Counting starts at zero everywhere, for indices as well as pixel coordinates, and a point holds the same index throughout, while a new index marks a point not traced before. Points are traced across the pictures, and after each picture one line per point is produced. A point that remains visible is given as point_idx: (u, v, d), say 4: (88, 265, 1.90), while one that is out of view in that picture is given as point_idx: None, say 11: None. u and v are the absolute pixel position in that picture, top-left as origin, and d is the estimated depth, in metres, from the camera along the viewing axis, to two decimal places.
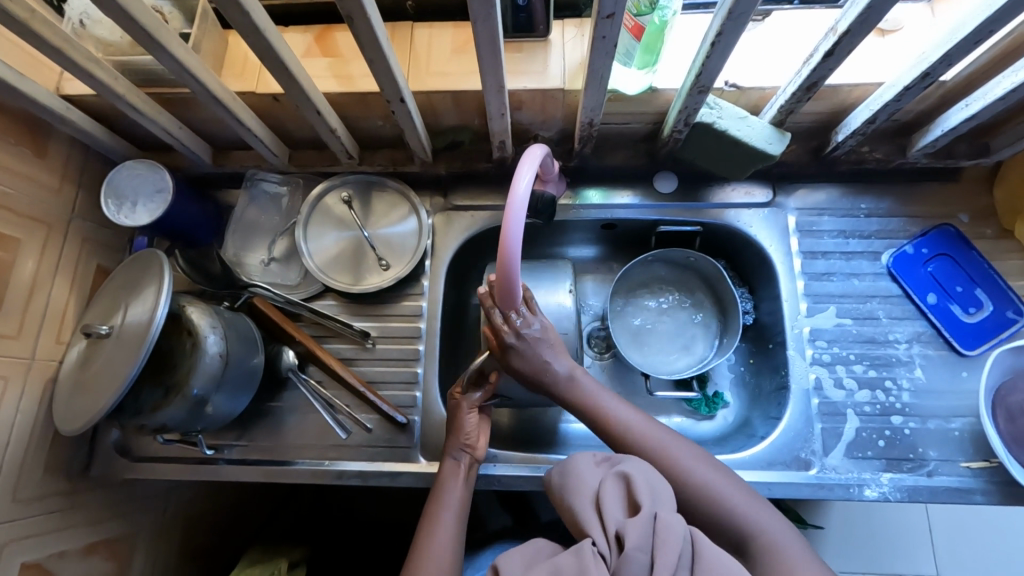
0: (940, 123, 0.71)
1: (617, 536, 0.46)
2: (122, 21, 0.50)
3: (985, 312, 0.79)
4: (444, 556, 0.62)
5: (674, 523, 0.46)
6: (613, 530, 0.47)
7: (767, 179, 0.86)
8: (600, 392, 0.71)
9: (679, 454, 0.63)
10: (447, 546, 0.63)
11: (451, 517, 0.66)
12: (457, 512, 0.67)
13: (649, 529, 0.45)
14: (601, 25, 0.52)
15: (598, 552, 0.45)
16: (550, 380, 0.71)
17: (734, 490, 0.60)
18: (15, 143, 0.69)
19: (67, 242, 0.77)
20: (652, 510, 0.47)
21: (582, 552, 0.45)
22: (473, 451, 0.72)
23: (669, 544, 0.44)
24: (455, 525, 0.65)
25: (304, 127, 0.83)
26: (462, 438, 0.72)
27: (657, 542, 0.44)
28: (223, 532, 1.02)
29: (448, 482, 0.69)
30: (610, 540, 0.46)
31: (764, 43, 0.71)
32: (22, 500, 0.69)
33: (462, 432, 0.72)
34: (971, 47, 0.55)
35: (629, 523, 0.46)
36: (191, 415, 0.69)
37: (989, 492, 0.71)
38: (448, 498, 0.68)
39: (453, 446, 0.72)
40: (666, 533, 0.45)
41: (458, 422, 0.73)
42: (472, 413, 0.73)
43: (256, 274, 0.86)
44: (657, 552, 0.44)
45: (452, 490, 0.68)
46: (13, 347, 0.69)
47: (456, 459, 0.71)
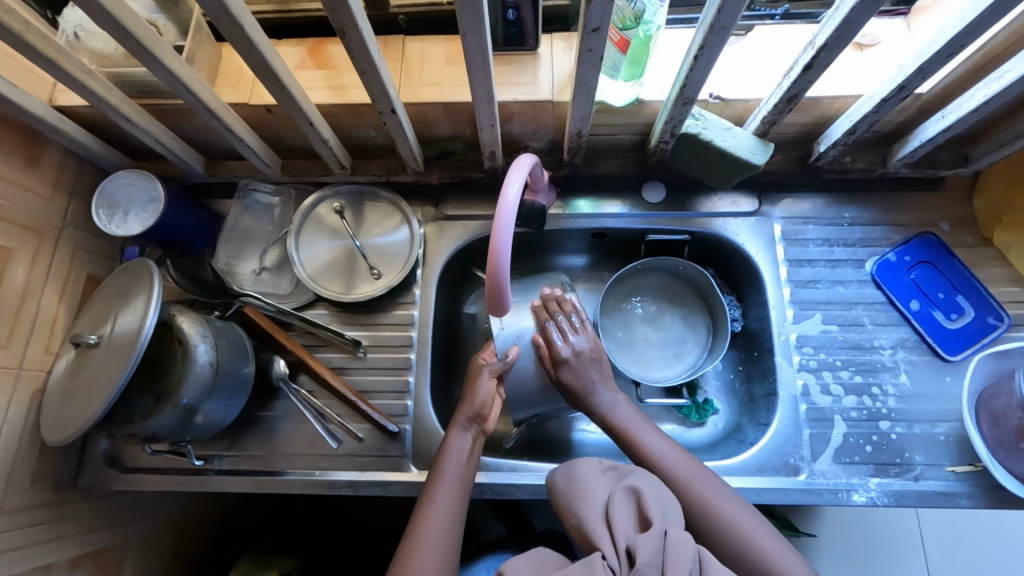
0: (918, 134, 0.73)
1: (627, 551, 0.46)
2: (118, 33, 0.51)
3: (968, 318, 0.80)
4: (441, 522, 0.63)
5: (683, 540, 0.46)
6: (623, 544, 0.47)
7: (753, 188, 0.87)
8: (639, 425, 0.72)
9: (700, 488, 0.64)
10: (445, 512, 0.64)
11: (451, 486, 0.67)
12: (461, 475, 0.68)
13: (660, 545, 0.46)
14: (588, 39, 0.53)
15: (608, 566, 0.45)
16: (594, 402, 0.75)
17: (756, 526, 0.60)
18: (7, 152, 0.70)
19: (58, 251, 0.77)
20: (662, 527, 0.47)
21: (593, 564, 0.45)
22: (482, 423, 0.73)
23: (680, 561, 0.44)
24: (456, 490, 0.67)
25: (298, 138, 0.84)
26: (473, 409, 0.73)
27: (667, 559, 0.45)
28: (213, 544, 1.00)
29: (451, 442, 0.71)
30: (620, 554, 0.46)
31: (747, 57, 0.73)
32: (8, 511, 0.68)
33: (477, 402, 0.74)
34: (944, 61, 0.57)
35: (640, 538, 0.46)
36: (181, 423, 0.69)
37: (975, 495, 0.73)
38: (452, 463, 0.69)
39: (462, 416, 0.73)
40: (676, 551, 0.45)
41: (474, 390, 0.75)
42: (488, 384, 0.75)
43: (248, 283, 0.87)
44: (668, 568, 0.44)
45: (456, 452, 0.70)
46: (1, 356, 0.68)
47: (463, 425, 0.73)
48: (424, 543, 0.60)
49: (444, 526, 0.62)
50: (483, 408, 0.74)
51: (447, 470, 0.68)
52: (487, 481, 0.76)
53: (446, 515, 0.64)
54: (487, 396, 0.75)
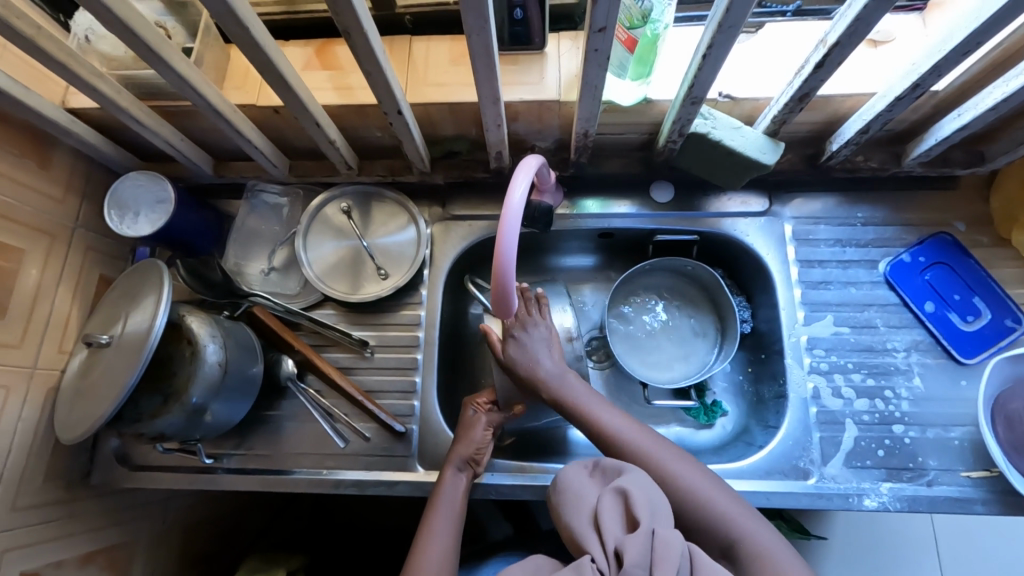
0: (934, 132, 0.72)
1: (616, 552, 0.45)
2: (127, 36, 0.52)
3: (984, 320, 0.79)
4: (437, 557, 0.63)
5: (672, 539, 0.45)
6: (612, 546, 0.46)
7: (763, 187, 0.86)
8: (591, 401, 0.71)
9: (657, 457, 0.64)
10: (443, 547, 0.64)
11: (447, 521, 0.67)
12: (454, 511, 0.69)
13: (648, 545, 0.45)
14: (594, 38, 0.53)
15: (597, 568, 0.45)
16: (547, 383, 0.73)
17: (714, 489, 0.60)
18: (20, 154, 0.71)
19: (70, 252, 0.78)
20: (650, 525, 0.47)
21: (582, 567, 0.45)
22: (477, 466, 0.74)
23: (668, 560, 0.44)
24: (450, 527, 0.67)
25: (305, 139, 0.84)
26: (470, 450, 0.74)
27: (656, 558, 0.44)
28: (222, 542, 1.02)
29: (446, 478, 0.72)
30: (609, 556, 0.46)
31: (757, 55, 0.72)
32: (22, 508, 0.69)
33: (473, 443, 0.74)
34: (960, 58, 0.56)
35: (627, 539, 0.45)
36: (189, 423, 0.70)
37: (990, 502, 0.71)
38: (447, 500, 0.70)
39: (457, 456, 0.74)
40: (664, 549, 0.45)
41: (471, 428, 0.76)
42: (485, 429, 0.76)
43: (256, 283, 0.88)
44: (656, 567, 0.44)
45: (450, 489, 0.71)
46: (15, 356, 0.69)
47: (458, 462, 0.74)
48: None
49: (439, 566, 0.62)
50: (478, 449, 0.74)
51: (442, 506, 0.69)
52: (490, 483, 0.76)
53: (443, 554, 0.63)
54: (483, 438, 0.75)
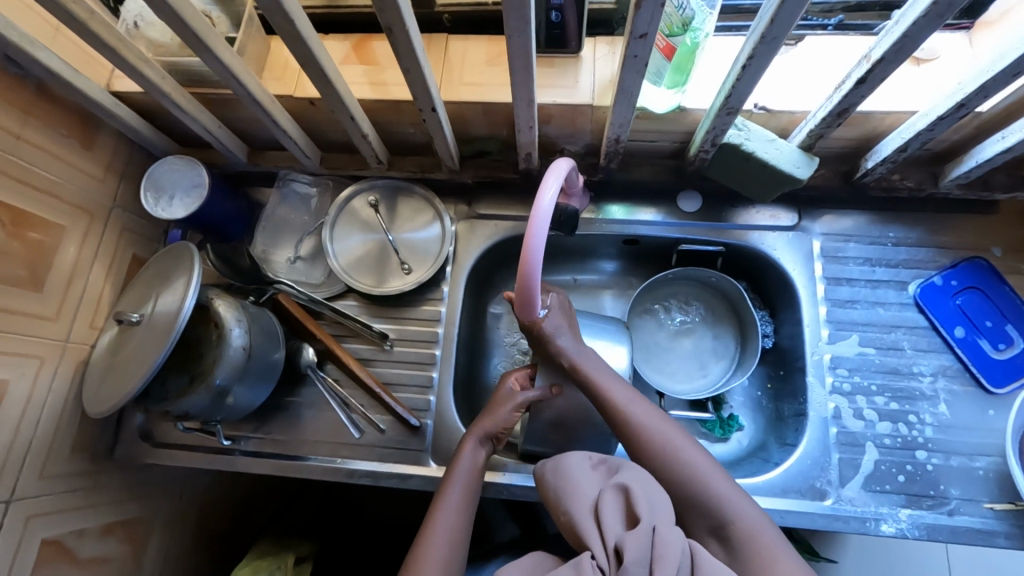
0: (975, 154, 0.70)
1: (615, 549, 0.46)
2: (176, 23, 0.53)
3: (1016, 349, 0.77)
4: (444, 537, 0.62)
5: (672, 537, 0.45)
6: (611, 543, 0.46)
7: (793, 202, 0.85)
8: (603, 374, 0.70)
9: (656, 435, 0.64)
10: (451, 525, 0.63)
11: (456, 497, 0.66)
12: (471, 484, 0.68)
13: (648, 543, 0.45)
14: (633, 44, 0.53)
15: (597, 565, 0.45)
16: (567, 358, 0.70)
17: (712, 470, 0.59)
18: (66, 134, 0.73)
19: (106, 230, 0.80)
20: (650, 523, 0.47)
21: (581, 564, 0.45)
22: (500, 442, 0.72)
23: (667, 558, 0.44)
24: (465, 500, 0.66)
25: (338, 131, 0.85)
26: (497, 426, 0.72)
27: (655, 556, 0.44)
28: (235, 523, 1.03)
29: (466, 450, 0.71)
30: (609, 553, 0.46)
31: (796, 68, 0.71)
32: (48, 476, 0.71)
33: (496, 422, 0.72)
34: (1008, 80, 0.55)
35: (627, 536, 0.45)
36: (212, 404, 0.71)
37: (1013, 535, 0.69)
38: (463, 473, 0.69)
39: (480, 430, 0.72)
40: (664, 547, 0.45)
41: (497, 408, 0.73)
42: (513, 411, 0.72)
43: (282, 271, 0.89)
44: (655, 566, 0.44)
45: (467, 463, 0.70)
46: (50, 329, 0.72)
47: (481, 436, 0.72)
48: (431, 551, 0.60)
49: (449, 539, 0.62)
50: (504, 427, 0.72)
51: (457, 479, 0.68)
52: (504, 483, 0.76)
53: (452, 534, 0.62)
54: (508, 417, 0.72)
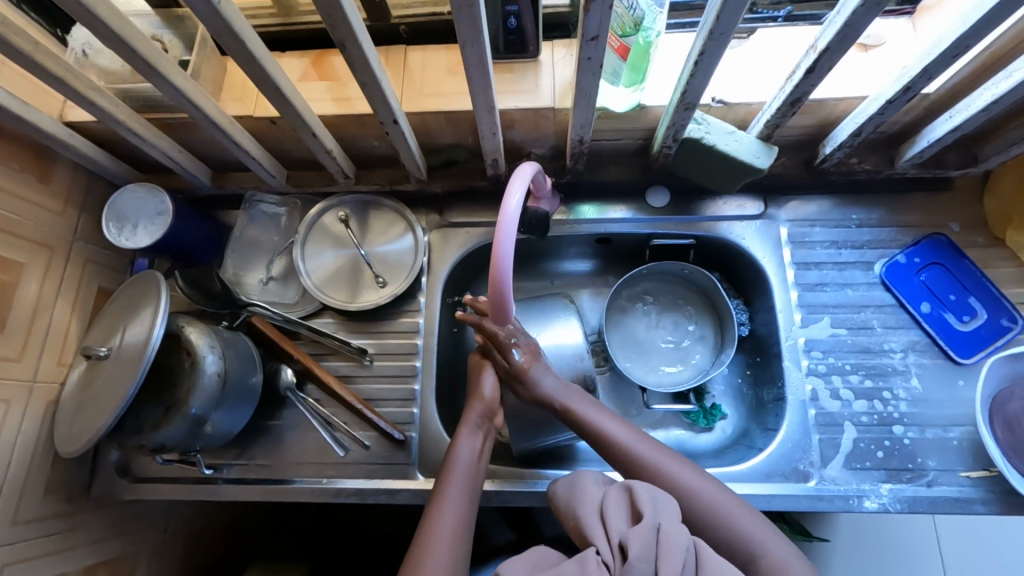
0: (926, 134, 0.72)
1: (620, 545, 0.46)
2: (124, 51, 0.52)
3: (980, 320, 0.79)
4: (450, 519, 0.61)
5: (676, 534, 0.45)
6: (616, 539, 0.46)
7: (758, 191, 0.87)
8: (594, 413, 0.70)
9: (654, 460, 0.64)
10: (455, 511, 0.62)
11: (458, 486, 0.65)
12: (471, 472, 0.67)
13: (652, 539, 0.45)
14: (586, 47, 0.53)
15: (602, 562, 0.45)
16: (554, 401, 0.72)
17: (713, 490, 0.61)
18: (19, 169, 0.71)
19: (69, 264, 0.78)
20: (655, 520, 0.46)
21: (586, 561, 0.45)
22: (493, 420, 0.73)
23: (672, 555, 0.43)
24: (466, 489, 0.65)
25: (302, 149, 0.84)
26: (486, 403, 0.73)
27: (660, 553, 0.44)
28: (224, 552, 1.01)
29: (463, 440, 0.70)
30: (614, 549, 0.46)
31: (749, 60, 0.73)
32: (22, 521, 0.69)
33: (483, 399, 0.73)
34: (950, 61, 0.56)
35: (631, 532, 0.45)
36: (189, 434, 0.70)
37: (990, 501, 0.71)
38: (463, 460, 0.68)
39: (472, 414, 0.73)
40: (668, 544, 0.44)
41: (481, 388, 0.75)
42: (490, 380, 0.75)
43: (255, 293, 0.88)
44: (661, 564, 0.43)
45: (466, 450, 0.69)
46: (15, 370, 0.70)
47: (474, 421, 0.72)
48: (439, 541, 0.58)
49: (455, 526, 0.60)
50: (490, 404, 0.74)
51: (458, 469, 0.67)
52: (494, 491, 0.76)
53: (456, 519, 0.61)
54: (492, 392, 0.75)
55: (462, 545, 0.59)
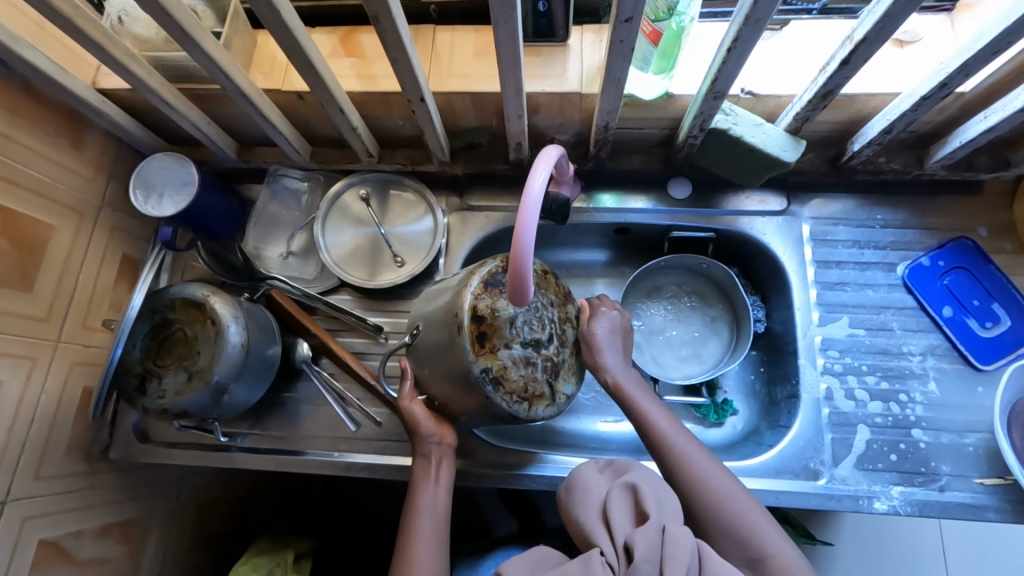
0: (959, 135, 0.71)
1: (625, 546, 0.46)
2: (162, 17, 0.53)
3: (1002, 327, 0.78)
4: (426, 561, 0.61)
5: (681, 536, 0.46)
6: (621, 540, 0.47)
7: (781, 187, 0.86)
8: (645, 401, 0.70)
9: (654, 420, 0.67)
10: (429, 553, 0.62)
11: (428, 522, 0.64)
12: (440, 509, 0.66)
13: (658, 540, 0.45)
14: (620, 29, 0.53)
15: (607, 562, 0.46)
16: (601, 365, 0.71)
17: (702, 460, 0.62)
18: (52, 133, 0.73)
19: (96, 229, 0.80)
20: (659, 521, 0.47)
21: (591, 562, 0.45)
22: (442, 441, 0.69)
23: (676, 558, 0.44)
24: (438, 529, 0.64)
25: (327, 126, 0.85)
26: (427, 436, 0.69)
27: (665, 555, 0.44)
28: (232, 521, 1.03)
29: (423, 485, 0.68)
30: (619, 551, 0.46)
31: (780, 53, 0.72)
32: (45, 477, 0.71)
33: (422, 431, 0.69)
34: (989, 58, 0.55)
35: (637, 533, 0.46)
36: (210, 403, 0.71)
37: (1004, 510, 0.70)
38: (427, 493, 0.67)
39: (423, 442, 0.70)
40: (674, 545, 0.45)
41: (416, 425, 0.70)
42: (416, 406, 0.70)
43: (274, 267, 0.89)
44: (666, 565, 0.44)
45: (429, 497, 0.66)
46: (42, 330, 0.71)
47: (428, 455, 0.69)
48: None
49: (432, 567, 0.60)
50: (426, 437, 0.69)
51: (425, 513, 0.65)
52: (503, 473, 0.77)
53: (431, 563, 0.61)
54: (429, 428, 0.70)
55: None
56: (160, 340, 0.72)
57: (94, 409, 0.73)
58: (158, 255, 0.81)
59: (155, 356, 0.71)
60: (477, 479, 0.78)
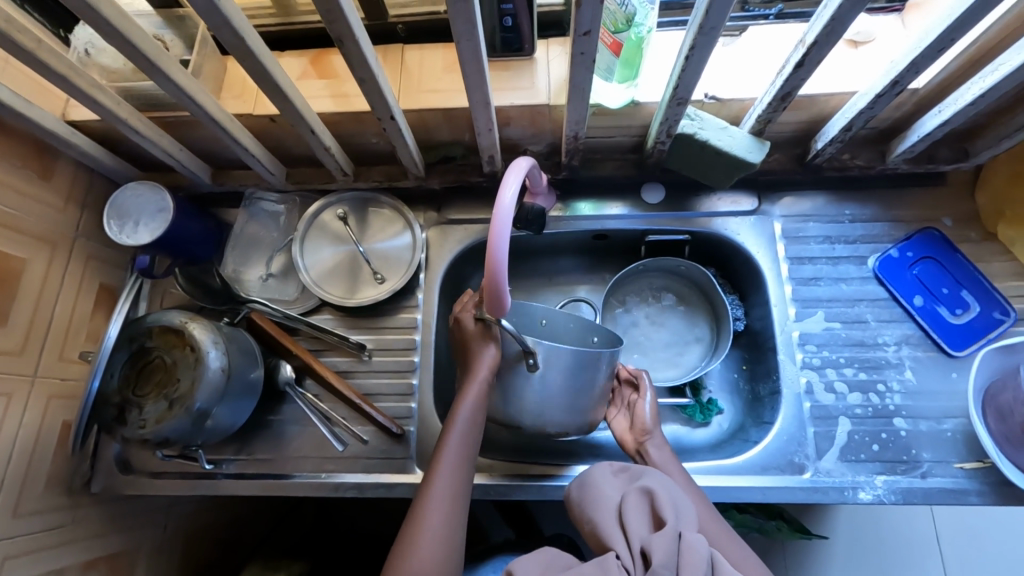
0: (916, 129, 0.73)
1: (642, 552, 0.46)
2: (126, 48, 0.53)
3: (972, 313, 0.80)
4: (447, 481, 0.64)
5: (697, 543, 0.45)
6: (637, 545, 0.46)
7: (753, 187, 0.87)
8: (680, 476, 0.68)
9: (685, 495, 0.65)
10: (451, 475, 0.64)
11: (458, 444, 0.66)
12: (473, 434, 0.68)
13: (674, 547, 0.45)
14: (579, 42, 0.54)
15: (622, 565, 0.45)
16: (644, 427, 0.76)
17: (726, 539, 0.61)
18: (22, 166, 0.72)
19: (71, 260, 0.79)
20: (676, 528, 0.47)
21: (606, 564, 0.45)
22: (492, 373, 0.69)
23: (694, 564, 0.43)
24: (465, 451, 0.67)
25: (302, 147, 0.86)
26: (485, 367, 0.69)
27: (681, 562, 0.44)
28: (223, 549, 1.02)
29: (463, 408, 0.68)
30: (635, 555, 0.46)
31: (742, 57, 0.74)
32: (23, 515, 0.70)
33: (480, 360, 0.69)
34: (936, 55, 0.57)
35: (654, 538, 0.46)
36: (193, 428, 0.70)
37: (985, 493, 0.72)
38: (460, 427, 0.67)
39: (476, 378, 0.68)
40: (689, 552, 0.44)
41: (478, 351, 0.70)
42: (490, 349, 0.70)
43: (254, 289, 0.89)
44: (682, 568, 0.43)
45: (465, 420, 0.68)
46: (17, 364, 0.70)
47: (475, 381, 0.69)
48: (430, 511, 0.61)
49: (452, 490, 0.63)
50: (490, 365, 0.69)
51: (456, 435, 0.67)
52: (493, 484, 0.77)
53: (451, 486, 0.64)
54: (489, 359, 0.69)
55: (460, 507, 0.63)
56: (139, 368, 0.71)
57: (74, 438, 0.72)
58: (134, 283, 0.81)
59: (133, 385, 0.70)
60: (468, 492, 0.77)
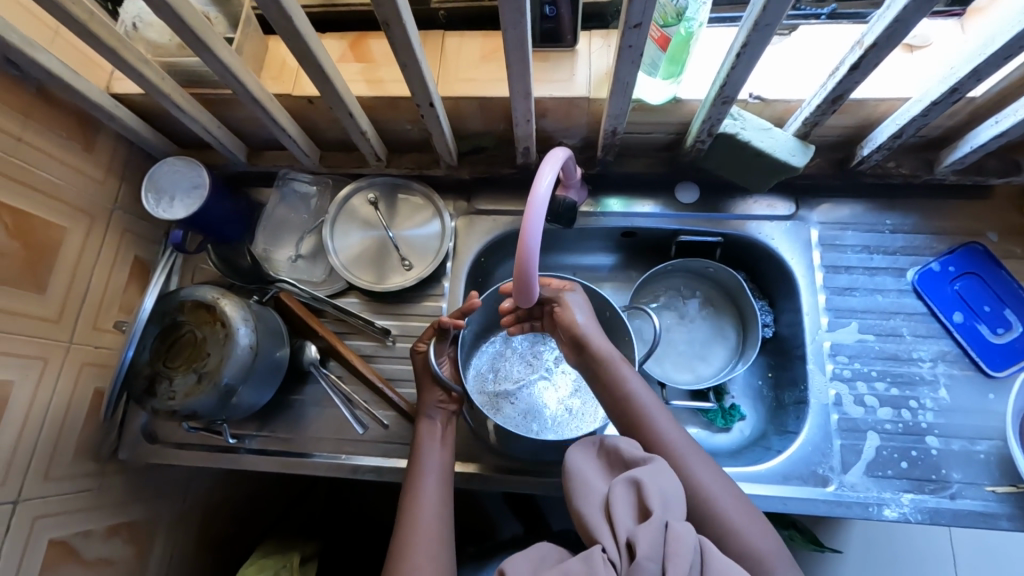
0: (969, 140, 0.71)
1: (627, 544, 0.44)
2: (175, 23, 0.54)
3: (1014, 333, 0.77)
4: (429, 511, 0.63)
5: (685, 533, 0.44)
6: (623, 537, 0.45)
7: (789, 191, 0.86)
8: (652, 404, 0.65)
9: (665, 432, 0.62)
10: (432, 506, 0.63)
11: (431, 480, 0.66)
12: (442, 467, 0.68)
13: (660, 539, 0.43)
14: (628, 35, 0.53)
15: (608, 559, 0.44)
16: (580, 332, 0.70)
17: (710, 475, 0.59)
18: (67, 136, 0.74)
19: (109, 231, 0.81)
20: (662, 519, 0.45)
21: (592, 559, 0.43)
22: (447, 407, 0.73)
23: (679, 557, 0.42)
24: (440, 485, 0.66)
25: (335, 129, 0.86)
26: (436, 395, 0.73)
27: (667, 554, 0.42)
28: (238, 524, 1.04)
29: (429, 444, 0.69)
30: (621, 548, 0.44)
31: (790, 56, 0.72)
32: (55, 478, 0.72)
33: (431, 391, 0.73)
34: (1000, 63, 0.55)
35: (640, 531, 0.44)
36: (218, 405, 0.71)
37: (1015, 517, 0.70)
38: (432, 456, 0.68)
39: (429, 405, 0.72)
40: (676, 544, 0.43)
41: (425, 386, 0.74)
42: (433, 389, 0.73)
43: (283, 269, 0.89)
44: (668, 564, 0.42)
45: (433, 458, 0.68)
46: (54, 331, 0.72)
47: (432, 418, 0.72)
48: (416, 546, 0.59)
49: (438, 524, 0.62)
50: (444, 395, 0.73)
51: (425, 467, 0.67)
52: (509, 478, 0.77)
53: (435, 515, 0.62)
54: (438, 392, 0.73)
55: (446, 541, 0.61)
56: (169, 342, 0.72)
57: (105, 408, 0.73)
58: (169, 257, 0.82)
59: (165, 358, 0.71)
60: (486, 484, 0.77)
